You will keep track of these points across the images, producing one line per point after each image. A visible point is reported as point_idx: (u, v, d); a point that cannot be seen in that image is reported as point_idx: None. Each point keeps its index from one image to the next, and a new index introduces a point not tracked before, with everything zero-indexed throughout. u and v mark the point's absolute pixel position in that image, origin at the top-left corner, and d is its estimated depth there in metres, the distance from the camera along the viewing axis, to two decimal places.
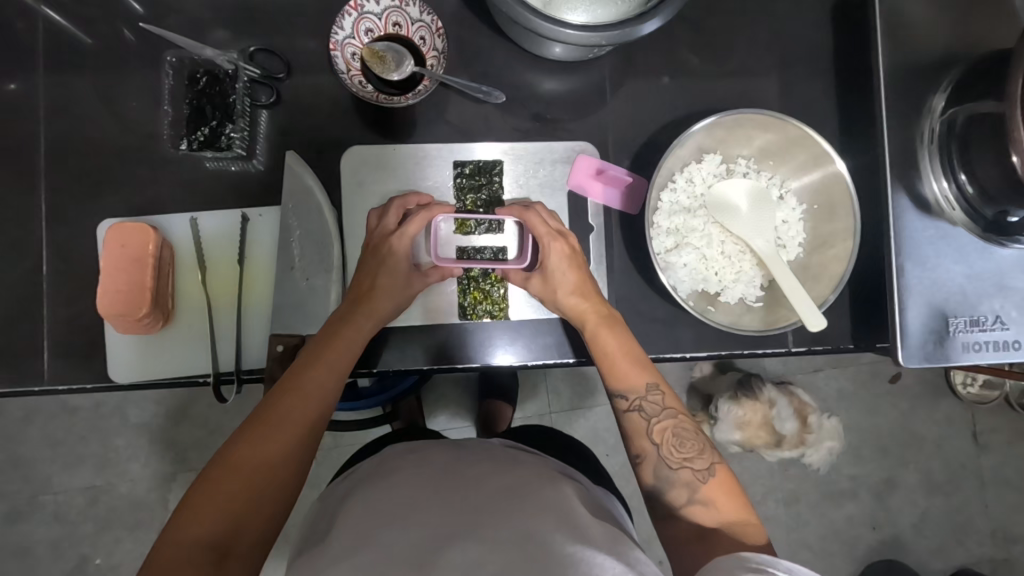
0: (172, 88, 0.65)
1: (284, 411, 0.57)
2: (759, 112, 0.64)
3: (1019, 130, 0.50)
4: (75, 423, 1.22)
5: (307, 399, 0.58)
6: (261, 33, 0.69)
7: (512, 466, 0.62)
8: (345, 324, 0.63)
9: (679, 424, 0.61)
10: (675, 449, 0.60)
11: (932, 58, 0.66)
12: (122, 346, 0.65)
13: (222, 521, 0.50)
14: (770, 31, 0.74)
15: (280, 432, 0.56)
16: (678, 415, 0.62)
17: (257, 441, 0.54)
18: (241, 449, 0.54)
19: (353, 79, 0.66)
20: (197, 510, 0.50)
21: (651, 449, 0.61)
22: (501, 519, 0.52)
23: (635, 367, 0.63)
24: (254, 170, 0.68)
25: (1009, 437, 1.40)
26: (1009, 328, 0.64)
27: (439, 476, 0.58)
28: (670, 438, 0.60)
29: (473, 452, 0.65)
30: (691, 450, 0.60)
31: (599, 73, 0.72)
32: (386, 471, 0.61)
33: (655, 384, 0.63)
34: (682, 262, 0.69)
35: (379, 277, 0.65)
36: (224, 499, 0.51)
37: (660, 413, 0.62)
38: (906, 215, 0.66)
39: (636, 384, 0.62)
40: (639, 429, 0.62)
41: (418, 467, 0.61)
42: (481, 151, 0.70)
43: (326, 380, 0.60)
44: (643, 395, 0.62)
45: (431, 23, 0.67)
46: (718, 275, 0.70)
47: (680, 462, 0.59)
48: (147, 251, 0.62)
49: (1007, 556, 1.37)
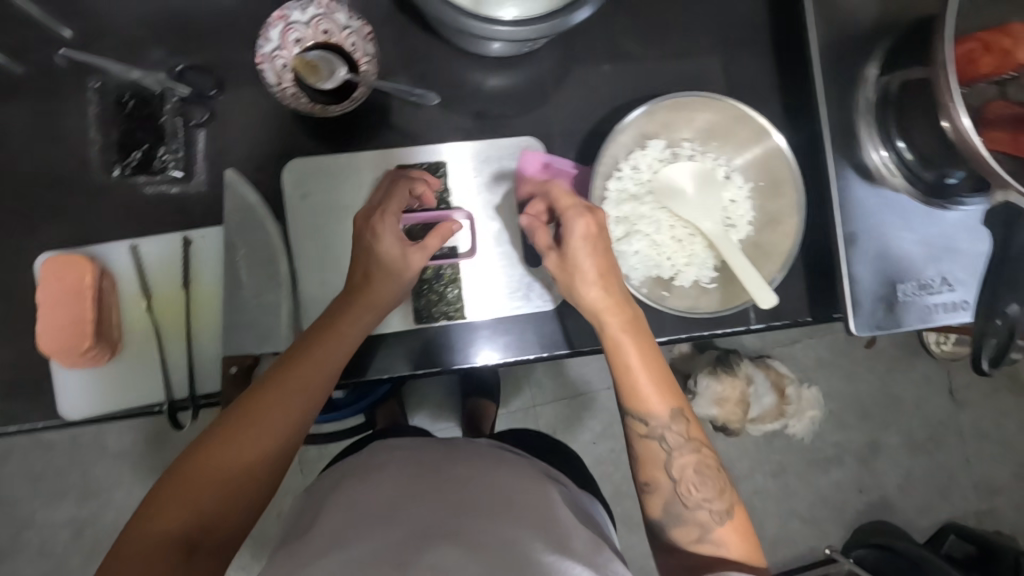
0: (99, 113, 0.65)
1: (271, 408, 0.54)
2: (697, 94, 0.65)
3: (949, 98, 0.53)
4: (53, 457, 1.21)
5: (293, 410, 0.55)
6: (192, 50, 0.67)
7: (504, 466, 0.62)
8: (336, 322, 0.60)
9: (702, 460, 0.59)
10: (693, 488, 0.58)
11: (863, 27, 0.66)
12: (70, 382, 0.63)
13: (196, 513, 0.49)
14: (705, 10, 0.73)
15: (267, 428, 0.53)
16: (701, 449, 0.59)
17: (240, 435, 0.52)
18: (225, 444, 0.51)
19: (286, 91, 0.64)
20: (174, 498, 0.48)
21: (666, 481, 0.58)
22: (487, 517, 0.52)
23: (658, 390, 0.59)
24: (194, 191, 0.66)
25: (984, 391, 1.42)
26: (956, 289, 0.66)
27: (426, 472, 0.58)
28: (691, 476, 0.58)
29: (456, 451, 0.64)
30: (711, 491, 0.57)
31: (539, 66, 0.72)
32: (373, 465, 0.61)
33: (678, 410, 0.59)
34: (633, 250, 0.69)
35: (370, 267, 0.60)
36: (202, 488, 0.49)
37: (682, 445, 0.58)
38: (850, 185, 0.66)
39: (659, 412, 0.59)
40: (654, 457, 0.59)
41: (402, 464, 0.60)
42: (423, 154, 0.69)
43: (321, 379, 0.57)
44: (665, 424, 0.59)
45: (360, 28, 0.65)
46: (671, 259, 0.70)
47: (698, 502, 0.57)
48: (85, 283, 0.60)
49: (990, 508, 1.41)
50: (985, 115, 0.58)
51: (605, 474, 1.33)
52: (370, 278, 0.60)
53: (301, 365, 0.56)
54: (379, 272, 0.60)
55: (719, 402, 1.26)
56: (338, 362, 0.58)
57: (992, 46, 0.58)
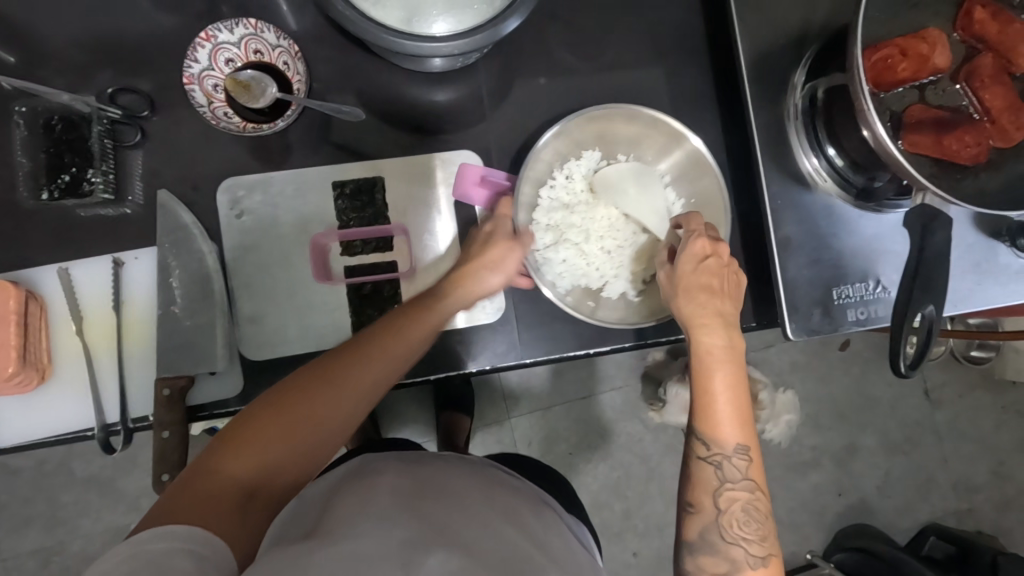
0: (25, 138, 0.63)
1: (348, 372, 0.54)
2: (626, 106, 0.68)
3: (865, 103, 0.54)
4: (18, 485, 1.19)
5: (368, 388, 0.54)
6: (127, 72, 0.67)
7: (499, 489, 0.57)
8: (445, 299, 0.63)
9: (752, 500, 0.56)
10: (736, 523, 0.56)
11: (791, 35, 0.67)
12: (4, 408, 0.63)
13: (266, 460, 0.48)
14: (642, 21, 0.74)
15: (352, 383, 0.53)
16: (756, 491, 0.56)
17: (321, 390, 0.52)
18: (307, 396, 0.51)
19: (216, 110, 0.64)
20: (247, 442, 0.48)
21: (709, 509, 0.56)
22: (495, 528, 0.48)
23: (734, 423, 0.57)
24: (129, 212, 0.66)
25: (959, 390, 1.43)
26: (890, 292, 0.66)
27: (425, 488, 0.51)
28: (738, 512, 0.56)
29: (451, 469, 0.58)
30: (754, 532, 0.55)
31: (478, 80, 0.72)
32: (368, 472, 0.53)
33: (744, 447, 0.56)
34: (560, 258, 0.71)
35: (484, 250, 0.65)
36: (279, 432, 0.49)
37: (738, 480, 0.56)
38: (784, 192, 0.67)
39: (726, 440, 0.56)
40: (706, 482, 0.57)
41: (399, 474, 0.53)
42: (357, 169, 0.69)
43: (406, 347, 0.57)
44: (727, 454, 0.56)
45: (290, 47, 0.66)
46: (599, 269, 0.71)
47: (735, 537, 0.55)
48: (9, 308, 0.59)
49: (971, 507, 1.41)
50: (904, 122, 0.58)
51: (582, 484, 1.32)
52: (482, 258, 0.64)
53: (389, 340, 0.57)
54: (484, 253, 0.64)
55: None
56: (425, 336, 0.59)
57: (908, 51, 0.58)
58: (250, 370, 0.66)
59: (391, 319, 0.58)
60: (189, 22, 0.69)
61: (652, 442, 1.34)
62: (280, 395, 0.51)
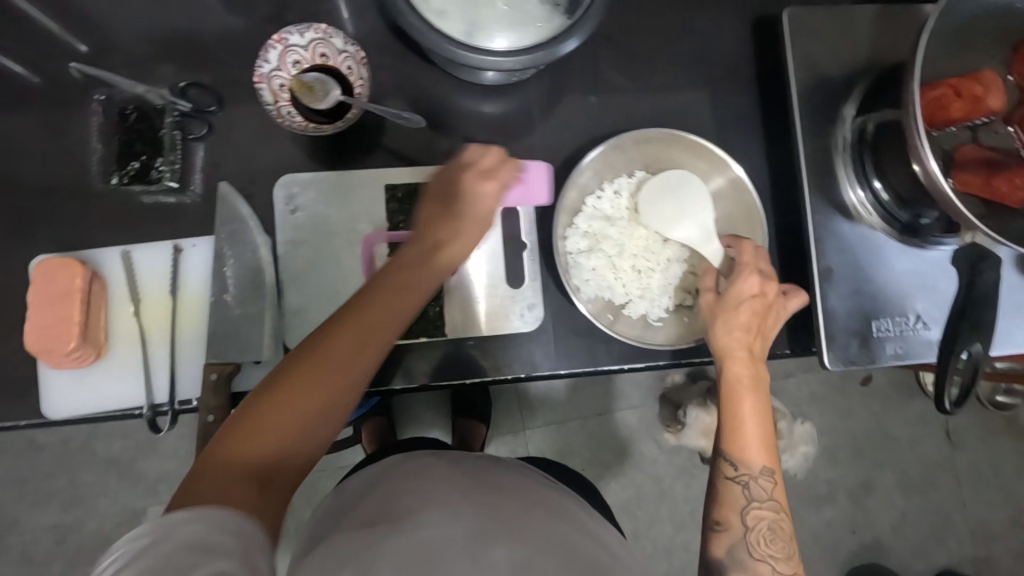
0: (104, 125, 0.68)
1: (370, 328, 0.52)
2: (690, 136, 0.72)
3: (918, 138, 0.55)
4: (42, 460, 1.22)
5: (350, 364, 0.50)
6: (195, 67, 0.70)
7: (542, 485, 0.59)
8: (438, 253, 0.58)
9: (778, 520, 0.58)
10: (764, 541, 0.58)
11: (841, 70, 0.69)
12: (56, 382, 0.65)
13: (275, 439, 0.46)
14: (692, 47, 0.76)
15: (358, 348, 0.50)
16: (781, 511, 0.59)
17: (328, 356, 0.49)
18: (319, 362, 0.49)
19: (281, 109, 0.67)
20: (255, 429, 0.46)
21: (737, 526, 0.58)
22: (546, 524, 0.51)
23: (759, 446, 0.60)
24: (189, 201, 0.68)
25: (981, 434, 1.41)
26: (931, 328, 0.66)
27: (475, 479, 0.54)
28: (765, 529, 0.58)
29: (497, 464, 0.61)
30: (780, 551, 0.57)
31: (528, 95, 0.74)
32: (415, 467, 0.56)
33: (769, 470, 0.60)
34: (591, 265, 0.73)
35: (465, 211, 0.59)
36: (295, 401, 0.47)
37: (765, 500, 0.59)
38: (828, 221, 0.68)
39: (752, 461, 0.60)
40: (733, 501, 0.59)
41: (447, 467, 0.56)
42: (411, 174, 0.71)
43: (407, 307, 0.54)
44: (754, 475, 0.59)
45: (356, 53, 0.68)
46: (625, 287, 0.73)
47: (763, 555, 0.57)
48: (74, 286, 0.62)
49: (988, 554, 1.38)
50: (955, 160, 0.60)
51: None
52: (467, 212, 0.59)
53: (344, 323, 0.51)
54: (476, 208, 0.60)
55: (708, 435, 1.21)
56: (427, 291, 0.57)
57: (963, 92, 0.58)
58: None
59: (386, 282, 0.55)
60: (257, 24, 0.72)
61: (666, 464, 1.34)
62: (248, 408, 0.47)
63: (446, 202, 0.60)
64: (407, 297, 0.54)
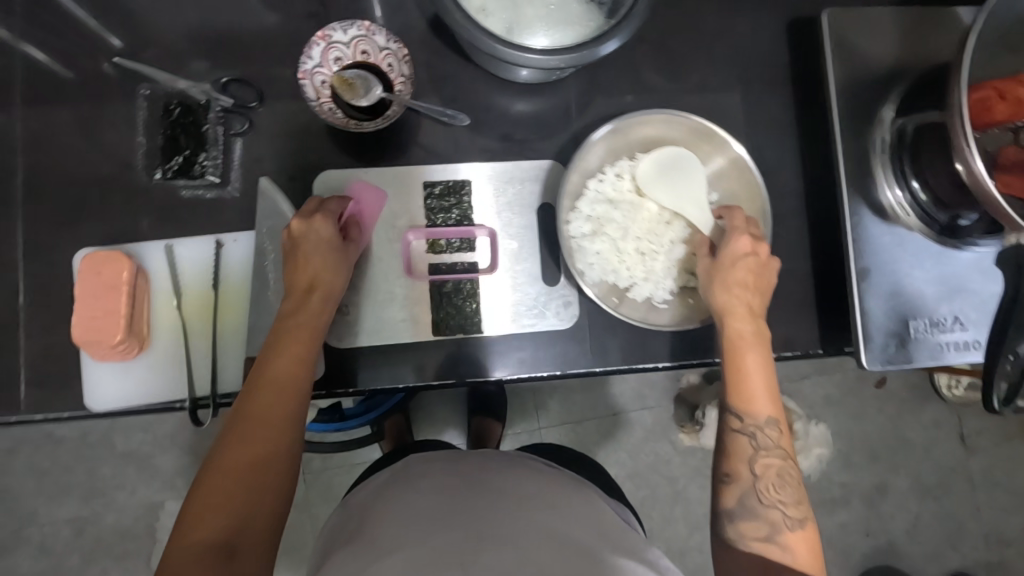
0: (147, 120, 0.69)
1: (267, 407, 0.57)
2: (692, 117, 0.69)
3: (962, 139, 0.55)
4: (61, 453, 1.23)
5: (281, 412, 0.57)
6: (234, 63, 0.71)
7: (542, 477, 0.59)
8: (293, 314, 0.62)
9: (785, 466, 0.59)
10: (772, 486, 0.58)
11: (879, 71, 0.69)
12: (99, 374, 0.65)
13: (233, 502, 0.52)
14: (727, 48, 0.76)
15: (268, 421, 0.56)
16: (787, 457, 0.59)
17: (236, 425, 0.55)
18: (234, 442, 0.54)
19: (324, 106, 0.67)
20: (204, 497, 0.51)
21: (746, 476, 0.58)
22: (542, 518, 0.50)
23: (765, 395, 0.61)
24: (229, 196, 0.69)
25: (996, 439, 1.41)
26: (967, 329, 0.67)
27: (470, 481, 0.54)
28: (773, 477, 0.58)
29: (498, 460, 0.61)
30: (790, 496, 0.58)
31: (564, 94, 0.75)
32: (414, 473, 0.57)
33: (774, 419, 0.60)
34: (594, 250, 0.71)
35: (310, 257, 0.63)
36: (214, 503, 0.51)
37: (771, 447, 0.59)
38: (865, 222, 0.68)
39: (759, 411, 0.60)
40: (742, 451, 0.59)
41: (445, 471, 0.56)
42: (450, 173, 0.72)
43: (293, 370, 0.59)
44: (759, 424, 0.60)
45: (398, 50, 0.69)
46: (629, 269, 0.71)
47: (772, 500, 0.57)
48: (121, 278, 0.63)
49: (1001, 559, 1.38)
50: (998, 162, 0.59)
51: None
52: (313, 251, 0.63)
53: (276, 371, 0.58)
54: (320, 243, 0.63)
55: None
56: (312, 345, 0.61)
57: (1007, 94, 0.58)
58: (329, 356, 0.69)
59: (273, 340, 0.60)
60: (296, 20, 0.72)
61: (680, 465, 1.33)
62: (234, 423, 0.56)
63: (292, 246, 0.64)
64: (292, 360, 0.59)
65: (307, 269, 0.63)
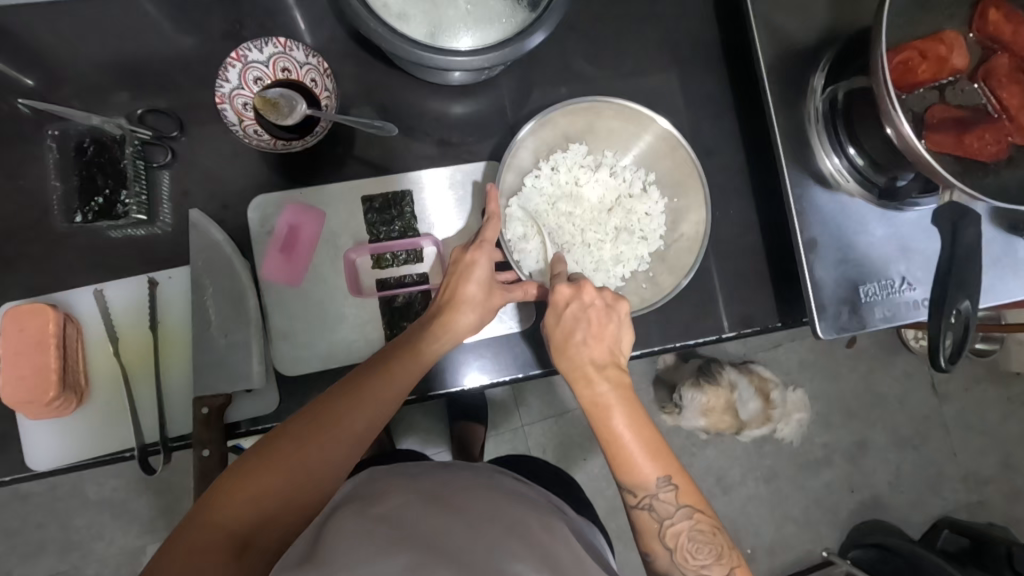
0: (58, 161, 0.64)
1: (337, 421, 0.53)
2: (623, 102, 0.67)
3: (888, 104, 0.55)
4: (30, 510, 1.18)
5: (356, 430, 0.53)
6: (150, 93, 0.68)
7: (505, 499, 0.56)
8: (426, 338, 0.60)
9: (696, 525, 0.54)
10: (689, 555, 0.54)
11: (806, 40, 0.69)
12: (39, 432, 0.62)
13: (262, 503, 0.47)
14: (657, 30, 0.75)
15: (346, 434, 0.52)
16: (695, 513, 0.55)
17: (297, 431, 0.51)
18: (289, 448, 0.50)
19: (247, 129, 0.65)
20: (240, 486, 0.47)
21: (662, 551, 0.55)
22: (492, 538, 0.48)
23: (648, 458, 0.55)
24: (160, 232, 0.66)
25: (965, 384, 1.44)
26: (917, 288, 0.67)
27: (431, 502, 0.51)
28: (686, 543, 0.54)
29: (458, 480, 0.58)
30: (708, 556, 0.54)
31: (499, 91, 0.73)
32: (374, 489, 0.52)
33: (666, 480, 0.55)
34: (539, 247, 0.71)
35: (463, 284, 0.62)
36: (253, 493, 0.47)
37: (674, 514, 0.55)
38: (806, 192, 0.68)
39: (646, 480, 0.55)
40: (649, 529, 0.55)
41: (403, 490, 0.52)
42: (389, 183, 0.70)
43: (398, 394, 0.56)
44: (654, 493, 0.55)
45: (319, 64, 0.67)
46: (578, 261, 0.72)
47: (695, 569, 0.54)
48: (47, 331, 0.60)
49: (982, 499, 1.42)
50: (926, 121, 0.60)
51: (598, 489, 1.32)
52: (465, 275, 0.62)
53: (387, 383, 0.56)
54: (469, 274, 0.62)
55: (707, 413, 1.26)
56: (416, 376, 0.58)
57: (928, 53, 0.60)
58: (285, 386, 0.67)
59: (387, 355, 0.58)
60: (213, 41, 0.69)
61: None
62: (299, 425, 0.52)
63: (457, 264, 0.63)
64: (397, 385, 0.56)
65: (452, 287, 0.62)
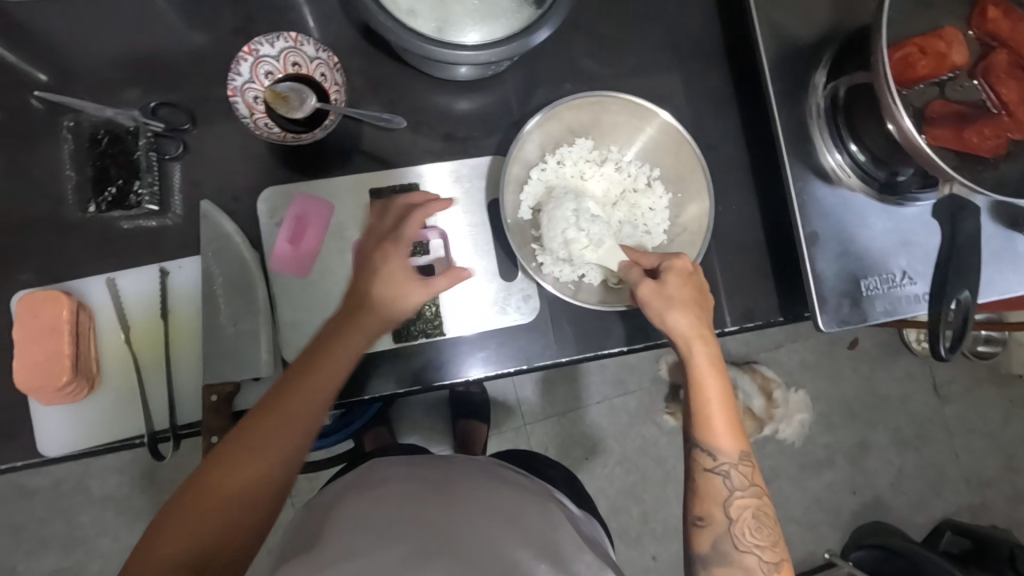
0: (75, 152, 0.66)
1: (274, 415, 0.52)
2: (631, 98, 0.69)
3: (888, 98, 0.56)
4: (35, 505, 1.19)
5: (294, 423, 0.53)
6: (162, 87, 0.69)
7: (504, 486, 0.57)
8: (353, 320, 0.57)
9: (761, 507, 0.56)
10: (749, 531, 0.55)
11: (807, 38, 0.70)
12: (50, 418, 0.63)
13: (223, 513, 0.49)
14: (660, 28, 0.77)
15: (281, 428, 0.52)
16: (762, 496, 0.56)
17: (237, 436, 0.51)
18: (238, 453, 0.50)
19: (258, 121, 0.66)
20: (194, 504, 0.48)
21: (721, 520, 0.55)
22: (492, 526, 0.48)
23: (729, 430, 0.57)
24: (171, 224, 0.67)
25: (968, 386, 1.45)
26: (917, 282, 0.68)
27: (438, 491, 0.52)
28: (749, 519, 0.55)
29: (465, 470, 0.59)
30: (765, 538, 0.55)
31: (504, 88, 0.74)
32: (376, 479, 0.54)
33: (745, 454, 0.57)
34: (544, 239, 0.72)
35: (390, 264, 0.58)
36: (211, 507, 0.48)
37: (745, 488, 0.56)
38: (808, 186, 0.69)
39: (728, 448, 0.56)
40: (714, 494, 0.56)
41: (412, 480, 0.53)
42: (396, 176, 0.71)
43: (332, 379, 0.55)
44: (732, 463, 0.56)
45: (328, 59, 0.68)
46: None
47: (749, 546, 0.54)
48: (61, 317, 0.61)
49: (983, 501, 1.42)
50: (926, 116, 0.61)
51: (600, 488, 1.33)
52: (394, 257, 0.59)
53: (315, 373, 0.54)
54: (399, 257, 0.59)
55: None
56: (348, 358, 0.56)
57: (927, 49, 0.60)
58: None
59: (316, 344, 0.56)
60: (224, 37, 0.70)
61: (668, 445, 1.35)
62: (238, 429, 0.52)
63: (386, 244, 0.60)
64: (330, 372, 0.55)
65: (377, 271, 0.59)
